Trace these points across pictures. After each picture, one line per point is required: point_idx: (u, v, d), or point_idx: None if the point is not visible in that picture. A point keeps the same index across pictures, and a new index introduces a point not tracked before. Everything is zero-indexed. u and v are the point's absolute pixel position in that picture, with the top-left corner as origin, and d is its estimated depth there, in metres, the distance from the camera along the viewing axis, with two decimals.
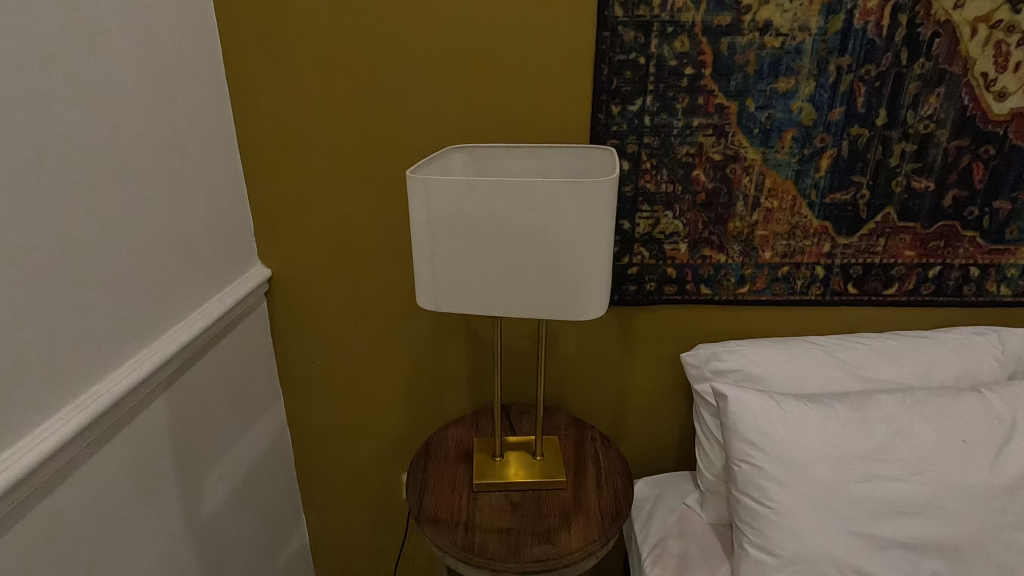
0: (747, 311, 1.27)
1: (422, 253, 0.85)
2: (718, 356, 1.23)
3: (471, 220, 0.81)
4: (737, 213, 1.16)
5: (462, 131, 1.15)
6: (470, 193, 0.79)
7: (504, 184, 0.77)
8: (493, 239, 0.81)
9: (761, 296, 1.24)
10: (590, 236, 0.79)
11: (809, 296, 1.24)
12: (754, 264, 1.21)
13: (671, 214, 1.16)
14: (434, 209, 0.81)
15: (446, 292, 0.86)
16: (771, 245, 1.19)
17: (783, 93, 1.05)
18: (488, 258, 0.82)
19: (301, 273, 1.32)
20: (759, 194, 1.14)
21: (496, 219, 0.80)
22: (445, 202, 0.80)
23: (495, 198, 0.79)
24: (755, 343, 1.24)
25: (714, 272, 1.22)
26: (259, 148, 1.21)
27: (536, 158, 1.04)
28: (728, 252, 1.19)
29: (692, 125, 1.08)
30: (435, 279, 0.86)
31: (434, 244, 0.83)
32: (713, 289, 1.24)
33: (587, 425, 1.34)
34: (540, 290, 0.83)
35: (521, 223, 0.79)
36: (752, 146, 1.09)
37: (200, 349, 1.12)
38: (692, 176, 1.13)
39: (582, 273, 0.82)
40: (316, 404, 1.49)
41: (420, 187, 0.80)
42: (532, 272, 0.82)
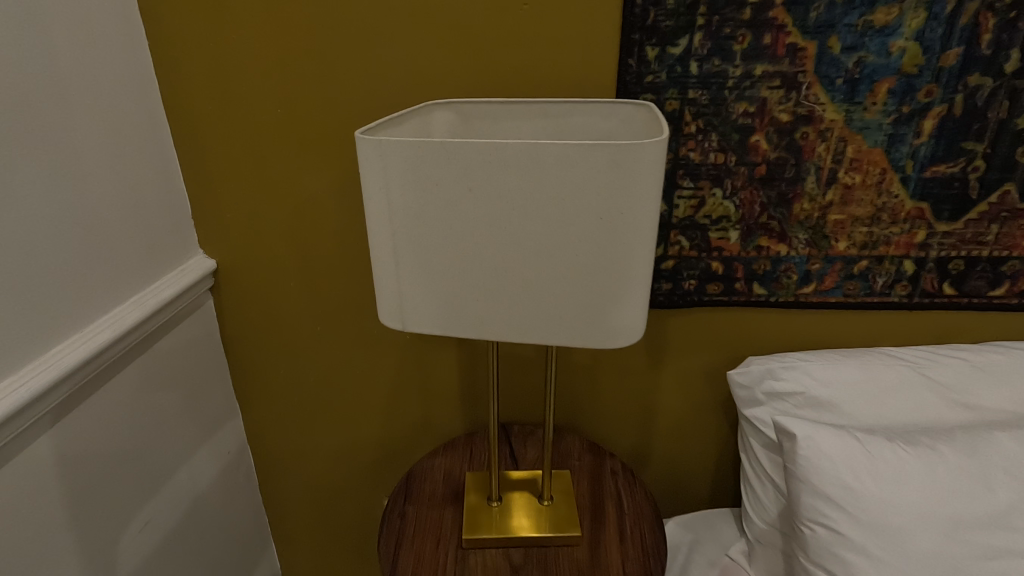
0: (810, 314, 1.01)
1: (381, 249, 0.59)
2: (773, 374, 0.97)
3: (450, 201, 0.54)
4: (806, 191, 0.89)
5: (450, 81, 0.88)
6: (447, 161, 0.52)
7: (499, 146, 0.51)
8: (483, 230, 0.55)
9: (829, 298, 0.98)
10: (628, 225, 0.53)
11: (891, 298, 0.97)
12: (824, 257, 0.94)
13: (720, 193, 0.89)
14: (394, 183, 0.55)
15: (415, 305, 0.61)
16: (847, 233, 0.92)
17: (880, 28, 0.78)
18: (475, 258, 0.56)
19: (253, 267, 1.07)
20: (837, 166, 0.87)
21: (487, 199, 0.53)
22: (412, 174, 0.54)
23: (485, 167, 0.52)
24: (819, 356, 0.98)
25: (772, 268, 0.95)
26: (190, 106, 0.94)
27: (547, 118, 0.77)
28: (791, 242, 0.93)
29: (754, 74, 0.81)
30: (400, 286, 0.60)
31: (396, 236, 0.57)
32: (768, 288, 0.97)
33: (607, 452, 1.08)
34: (550, 304, 0.57)
35: (525, 206, 0.53)
36: (833, 102, 0.82)
37: (108, 366, 0.86)
38: (749, 144, 0.86)
39: (613, 279, 0.55)
40: (280, 421, 1.24)
41: (373, 151, 0.54)
42: (539, 278, 0.56)
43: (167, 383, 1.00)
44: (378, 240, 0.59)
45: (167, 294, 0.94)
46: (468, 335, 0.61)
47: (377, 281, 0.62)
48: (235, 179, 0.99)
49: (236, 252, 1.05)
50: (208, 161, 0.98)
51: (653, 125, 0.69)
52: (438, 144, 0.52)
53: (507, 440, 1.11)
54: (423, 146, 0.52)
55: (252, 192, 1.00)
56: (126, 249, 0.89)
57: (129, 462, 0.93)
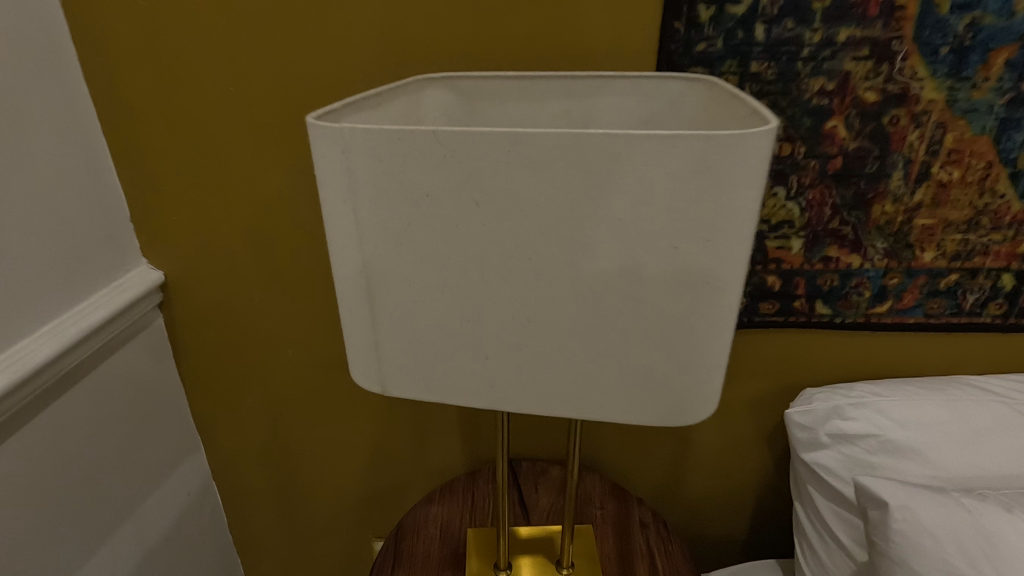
0: (882, 337, 0.84)
1: (344, 288, 0.41)
2: (841, 413, 0.80)
3: (445, 221, 0.36)
4: (890, 190, 0.71)
5: (444, 50, 0.69)
6: (442, 160, 0.34)
7: (525, 137, 0.32)
8: (496, 263, 0.37)
9: (907, 319, 0.81)
10: (716, 254, 0.35)
11: (981, 319, 0.80)
12: (905, 271, 0.77)
13: (783, 192, 0.72)
14: (360, 192, 0.36)
15: (393, 368, 0.42)
16: (936, 241, 0.75)
17: None
18: (483, 303, 0.38)
19: (205, 287, 0.87)
20: (931, 158, 0.69)
21: (502, 218, 0.35)
22: (387, 181, 0.35)
23: (501, 170, 0.33)
24: (894, 390, 0.81)
25: (841, 283, 0.78)
26: (118, 87, 0.75)
27: (572, 99, 0.59)
28: (866, 252, 0.75)
29: (835, 41, 0.63)
30: (371, 340, 0.42)
31: (364, 270, 0.39)
32: (834, 307, 0.80)
33: (635, 499, 0.91)
34: (592, 366, 0.40)
35: (560, 228, 0.35)
36: (935, 77, 0.65)
37: (11, 417, 0.68)
38: (823, 131, 0.68)
39: (686, 331, 0.38)
40: (247, 464, 1.05)
41: (328, 144, 0.35)
42: (578, 330, 0.38)
43: (105, 424, 0.82)
44: (339, 274, 0.41)
45: (97, 317, 0.75)
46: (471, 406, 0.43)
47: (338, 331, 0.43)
48: (177, 179, 0.80)
49: (184, 269, 0.86)
50: (143, 155, 0.79)
51: (721, 106, 0.50)
52: (428, 133, 0.33)
53: (513, 480, 0.93)
54: (405, 136, 0.33)
55: (200, 196, 0.81)
56: (40, 265, 0.71)
57: (48, 528, 0.75)
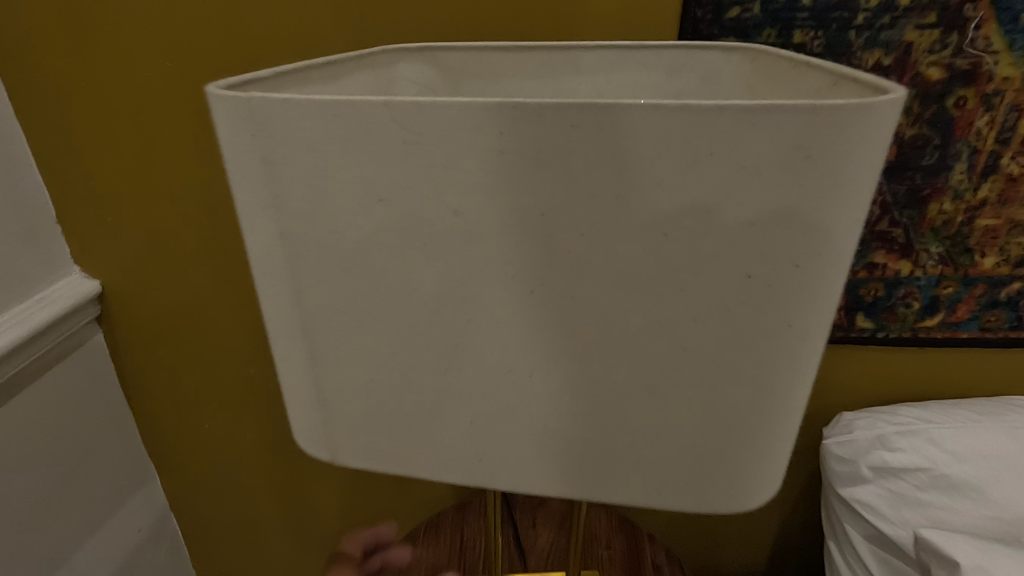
0: (930, 353, 0.73)
1: (274, 327, 0.30)
2: (885, 443, 0.68)
3: (410, 239, 0.24)
4: (950, 185, 0.61)
5: (425, 20, 0.58)
6: (403, 147, 0.22)
7: (529, 110, 0.21)
8: (485, 298, 0.25)
9: (959, 334, 0.70)
10: (807, 287, 0.24)
11: None
12: (961, 279, 0.66)
13: None
14: (284, 195, 0.24)
15: (343, 435, 0.31)
16: (999, 245, 0.64)
17: None
18: (465, 352, 0.27)
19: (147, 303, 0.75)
20: (1001, 147, 0.59)
21: (492, 234, 0.24)
22: (322, 178, 0.24)
23: (493, 162, 0.22)
24: (948, 415, 0.69)
25: (886, 293, 0.67)
26: (27, 60, 0.62)
27: (579, 76, 0.48)
28: (918, 257, 0.65)
29: (899, 4, 0.53)
30: (311, 398, 0.31)
31: (299, 305, 0.28)
32: (877, 320, 0.69)
33: (647, 538, 0.80)
34: (617, 439, 0.28)
35: (579, 249, 0.24)
36: (1013, 49, 0.54)
37: None
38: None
39: (753, 394, 0.26)
40: (203, 506, 0.92)
41: (236, 123, 0.24)
42: (600, 390, 0.27)
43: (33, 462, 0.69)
44: (265, 309, 0.29)
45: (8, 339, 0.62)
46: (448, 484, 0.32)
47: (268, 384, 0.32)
48: (108, 171, 0.67)
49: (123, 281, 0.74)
50: (66, 145, 0.66)
51: (773, 81, 0.39)
52: (378, 104, 0.22)
53: (508, 516, 0.81)
54: (349, 109, 0.22)
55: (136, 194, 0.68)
56: None
57: None
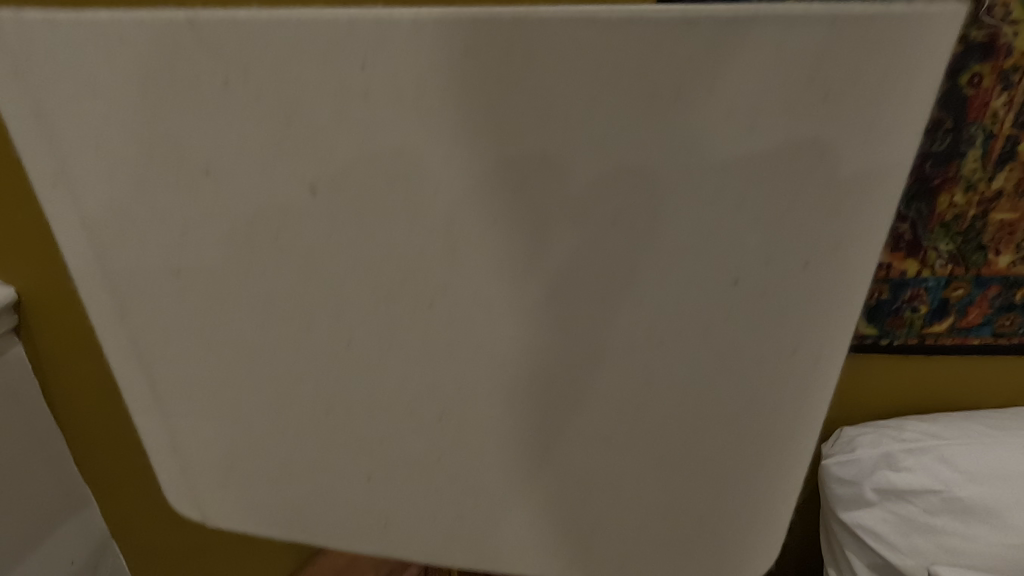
0: (939, 361, 0.66)
1: (124, 350, 0.23)
2: (891, 461, 0.61)
3: (263, 227, 0.19)
4: (962, 174, 0.54)
5: None
6: (232, 94, 0.17)
7: (396, 32, 0.15)
8: (371, 307, 0.19)
9: (971, 339, 0.63)
10: (819, 301, 0.17)
11: None
12: (973, 279, 0.59)
13: None
14: (93, 168, 0.19)
15: (218, 486, 0.25)
16: (1016, 241, 0.57)
17: None
18: (354, 381, 0.21)
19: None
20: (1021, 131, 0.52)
21: (367, 222, 0.18)
22: (138, 140, 0.18)
23: (354, 111, 0.16)
24: (960, 428, 0.62)
25: (890, 296, 0.60)
26: None
27: None
28: (925, 256, 0.58)
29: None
30: (164, 442, 0.25)
31: (129, 320, 0.22)
32: (881, 325, 0.63)
33: None
34: (568, 509, 0.21)
35: (491, 245, 0.17)
36: None
37: None
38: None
39: (749, 451, 0.19)
40: None
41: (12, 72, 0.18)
42: (539, 443, 0.20)
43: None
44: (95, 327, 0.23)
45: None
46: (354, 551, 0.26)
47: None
48: None
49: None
50: None
51: None
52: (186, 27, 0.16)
53: None
54: (146, 40, 0.17)
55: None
56: None
57: None
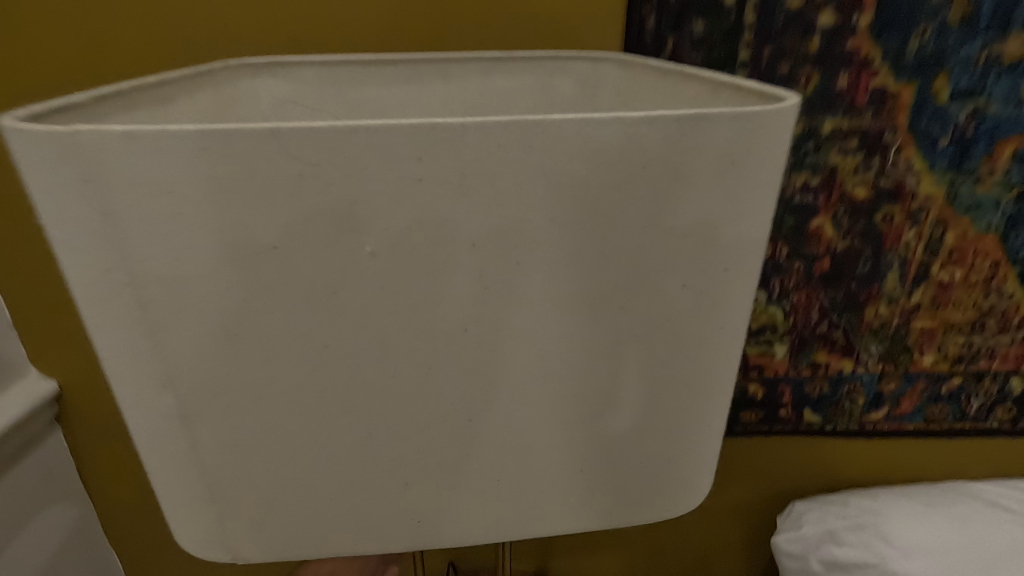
0: (881, 448, 0.74)
1: (196, 377, 0.28)
2: (835, 537, 0.67)
3: (344, 274, 0.27)
4: (884, 292, 0.67)
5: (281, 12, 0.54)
6: (318, 178, 0.25)
7: (445, 136, 0.24)
8: (428, 315, 0.28)
9: (904, 426, 0.73)
10: (709, 292, 0.29)
11: (990, 426, 0.72)
12: (901, 375, 0.70)
13: (762, 296, 0.68)
14: (196, 247, 0.26)
15: (273, 491, 0.32)
16: (936, 344, 0.69)
17: (1012, 65, 0.58)
18: (392, 384, 0.29)
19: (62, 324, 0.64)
20: (929, 259, 0.66)
21: (426, 259, 0.26)
22: (224, 223, 0.25)
23: (413, 192, 0.25)
24: (894, 505, 0.68)
25: (831, 391, 0.71)
26: None
27: (448, 86, 0.50)
28: (858, 356, 0.70)
29: (822, 132, 0.61)
30: (220, 460, 0.31)
31: (199, 367, 0.28)
32: (824, 415, 0.72)
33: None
34: (560, 448, 0.32)
35: (508, 275, 0.27)
36: (930, 173, 0.62)
37: None
38: (809, 229, 0.65)
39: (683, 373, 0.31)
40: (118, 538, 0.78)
41: (117, 182, 0.24)
42: (539, 405, 0.31)
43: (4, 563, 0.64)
44: (135, 381, 0.29)
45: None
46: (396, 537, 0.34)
47: (151, 465, 0.32)
48: None
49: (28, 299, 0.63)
50: None
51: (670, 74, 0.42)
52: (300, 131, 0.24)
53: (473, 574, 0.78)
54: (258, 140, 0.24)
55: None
56: None
57: None
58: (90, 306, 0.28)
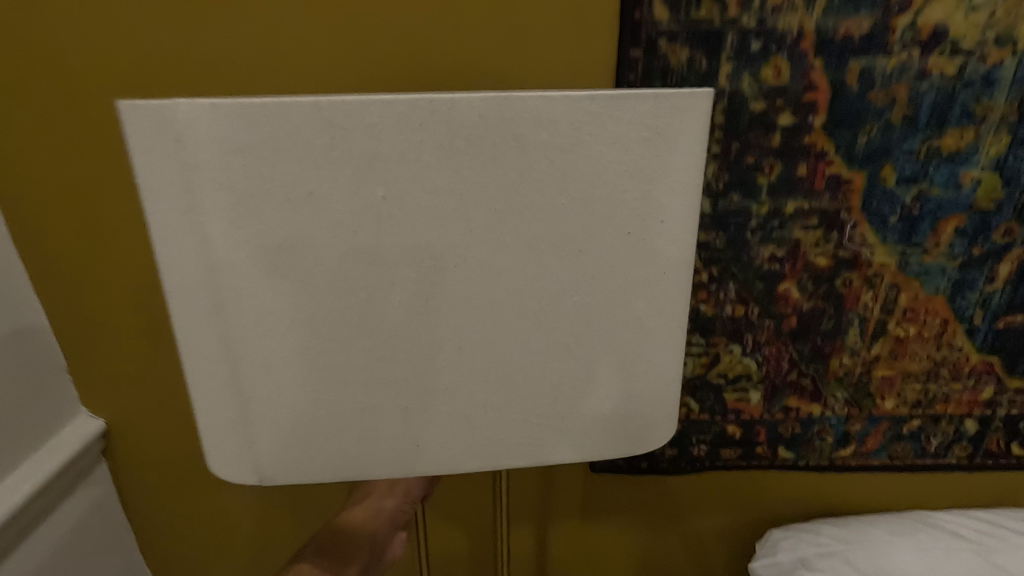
0: (847, 478, 0.85)
1: (253, 288, 0.39)
2: (807, 563, 0.75)
3: (359, 237, 0.38)
4: (847, 345, 0.78)
5: (315, 81, 0.66)
6: (340, 150, 0.36)
7: (441, 111, 0.36)
8: (427, 243, 0.39)
9: (872, 462, 0.84)
10: (634, 244, 0.41)
11: (948, 460, 0.83)
12: (866, 418, 0.81)
13: (738, 350, 0.79)
14: (260, 190, 0.36)
15: (308, 386, 0.42)
16: (896, 391, 0.80)
17: (948, 156, 0.70)
18: (400, 299, 0.40)
19: (110, 366, 0.80)
20: (885, 317, 0.77)
21: (426, 205, 0.38)
22: (281, 170, 0.36)
23: (417, 154, 0.36)
24: (862, 534, 0.76)
25: (804, 431, 0.81)
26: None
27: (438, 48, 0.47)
28: (826, 401, 0.80)
29: (785, 211, 0.73)
30: (269, 358, 0.41)
31: (250, 296, 0.39)
32: (797, 451, 0.83)
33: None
34: (532, 368, 0.43)
35: (489, 223, 0.39)
36: (882, 244, 0.74)
37: None
38: (777, 292, 0.76)
39: (623, 317, 0.43)
40: (168, 505, 0.90)
41: (207, 139, 0.35)
42: (503, 341, 0.42)
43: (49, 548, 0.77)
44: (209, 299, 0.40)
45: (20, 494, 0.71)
46: (391, 460, 0.45)
47: (211, 370, 0.42)
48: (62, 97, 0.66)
49: (79, 347, 0.79)
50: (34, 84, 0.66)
51: None
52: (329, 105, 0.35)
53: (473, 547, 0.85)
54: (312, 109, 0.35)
55: (54, 246, 0.73)
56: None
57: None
58: (177, 241, 0.38)
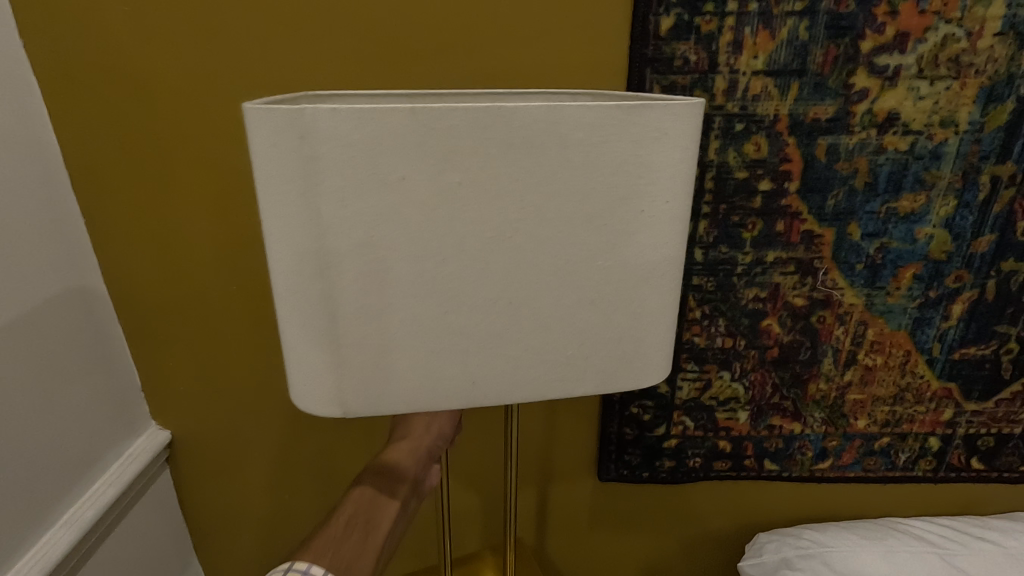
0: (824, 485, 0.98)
1: (341, 265, 0.48)
2: (789, 564, 0.84)
3: (427, 213, 0.48)
4: (822, 371, 0.90)
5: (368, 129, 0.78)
6: (415, 142, 0.46)
7: (498, 118, 0.46)
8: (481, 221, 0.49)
9: (847, 472, 0.96)
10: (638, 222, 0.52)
11: (915, 472, 0.95)
12: (840, 435, 0.93)
13: (727, 375, 0.90)
14: (352, 178, 0.46)
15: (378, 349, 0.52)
16: (866, 412, 0.92)
17: (905, 216, 0.82)
18: (457, 269, 0.50)
19: (174, 388, 0.92)
20: (855, 349, 0.88)
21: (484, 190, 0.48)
22: (371, 166, 0.46)
23: (477, 152, 0.47)
24: (839, 539, 0.85)
25: (786, 446, 0.94)
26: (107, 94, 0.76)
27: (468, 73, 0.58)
28: (805, 420, 0.93)
29: (767, 259, 0.84)
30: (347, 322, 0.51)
31: (338, 263, 0.49)
32: (781, 464, 0.96)
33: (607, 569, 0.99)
34: (558, 325, 0.54)
35: (528, 206, 0.49)
36: (850, 287, 0.85)
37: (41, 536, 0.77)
38: (761, 326, 0.88)
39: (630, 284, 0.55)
40: (222, 493, 1.00)
41: (321, 139, 0.45)
42: (535, 297, 0.53)
43: (115, 546, 0.87)
44: (299, 275, 0.49)
45: (102, 499, 0.82)
46: (449, 405, 0.55)
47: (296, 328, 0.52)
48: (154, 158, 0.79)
49: (151, 371, 0.91)
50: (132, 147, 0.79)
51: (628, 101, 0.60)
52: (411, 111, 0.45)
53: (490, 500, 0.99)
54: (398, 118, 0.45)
55: (134, 287, 0.86)
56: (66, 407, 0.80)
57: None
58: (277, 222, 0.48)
